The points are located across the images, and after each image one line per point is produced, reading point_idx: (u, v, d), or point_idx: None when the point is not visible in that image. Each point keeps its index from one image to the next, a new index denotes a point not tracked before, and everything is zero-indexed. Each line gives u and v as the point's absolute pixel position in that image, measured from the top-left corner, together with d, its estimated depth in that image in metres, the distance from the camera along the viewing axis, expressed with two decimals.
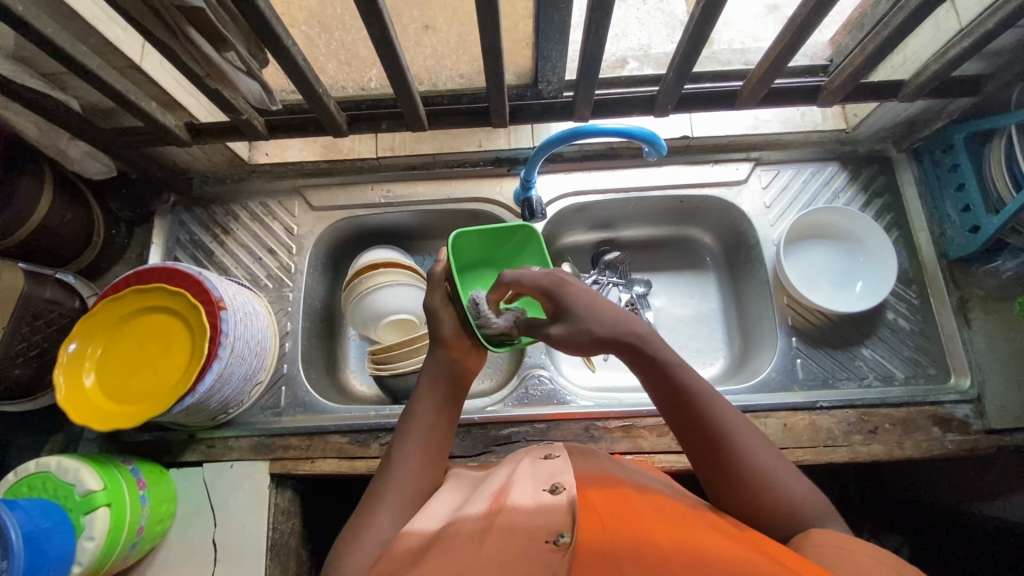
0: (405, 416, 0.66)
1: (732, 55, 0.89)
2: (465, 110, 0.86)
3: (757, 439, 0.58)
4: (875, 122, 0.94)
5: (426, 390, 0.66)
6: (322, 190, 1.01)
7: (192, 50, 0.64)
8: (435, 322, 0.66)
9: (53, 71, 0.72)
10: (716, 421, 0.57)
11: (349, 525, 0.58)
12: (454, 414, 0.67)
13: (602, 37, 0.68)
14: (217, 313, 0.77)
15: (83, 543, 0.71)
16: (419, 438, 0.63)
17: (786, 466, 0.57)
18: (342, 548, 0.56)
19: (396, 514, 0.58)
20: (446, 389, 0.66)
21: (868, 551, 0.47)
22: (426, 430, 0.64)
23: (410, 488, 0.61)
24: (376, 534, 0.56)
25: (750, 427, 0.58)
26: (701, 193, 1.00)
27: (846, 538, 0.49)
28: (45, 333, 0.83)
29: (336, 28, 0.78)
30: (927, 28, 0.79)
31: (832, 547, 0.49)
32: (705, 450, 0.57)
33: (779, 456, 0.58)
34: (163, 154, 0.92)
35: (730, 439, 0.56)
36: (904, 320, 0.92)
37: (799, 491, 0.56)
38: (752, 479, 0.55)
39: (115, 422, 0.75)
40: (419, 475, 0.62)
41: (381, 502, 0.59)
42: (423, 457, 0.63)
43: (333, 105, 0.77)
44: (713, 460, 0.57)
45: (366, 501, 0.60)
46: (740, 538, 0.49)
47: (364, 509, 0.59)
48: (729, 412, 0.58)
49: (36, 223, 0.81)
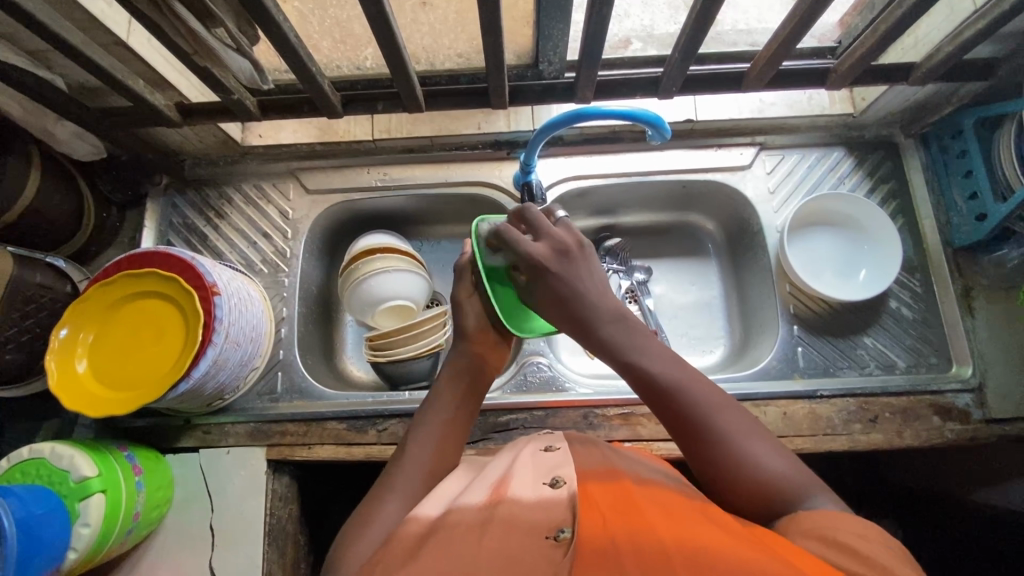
0: (423, 406, 0.66)
1: (738, 36, 0.86)
2: (464, 89, 0.83)
3: (742, 419, 0.56)
4: (884, 106, 0.92)
5: (445, 382, 0.66)
6: (318, 173, 0.99)
7: (179, 27, 0.61)
8: (458, 314, 0.68)
9: (37, 48, 0.70)
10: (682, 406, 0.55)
11: (359, 510, 0.57)
12: (473, 407, 0.67)
13: (606, 15, 0.65)
14: (211, 299, 0.75)
15: (78, 529, 0.70)
16: (435, 427, 0.63)
17: (778, 458, 0.55)
18: (349, 532, 0.55)
19: (405, 501, 0.57)
20: (466, 382, 0.66)
21: (859, 531, 0.46)
22: (444, 421, 0.64)
23: (421, 476, 0.60)
24: (385, 521, 0.55)
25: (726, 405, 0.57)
26: (705, 178, 0.98)
27: (838, 520, 0.48)
28: (36, 317, 0.82)
29: (331, 4, 0.74)
30: (941, 9, 0.77)
31: (820, 528, 0.48)
32: (679, 433, 0.56)
33: (769, 449, 0.55)
34: (154, 134, 0.90)
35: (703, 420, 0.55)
36: (907, 309, 0.91)
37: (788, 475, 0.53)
38: (730, 462, 0.54)
39: (106, 409, 0.74)
40: (433, 465, 0.61)
41: (393, 488, 0.58)
42: (439, 448, 0.62)
43: (327, 85, 0.75)
44: (693, 444, 0.55)
45: (378, 487, 0.59)
46: (738, 531, 0.48)
47: (375, 495, 0.58)
48: (716, 407, 0.56)
49: (25, 205, 0.79)
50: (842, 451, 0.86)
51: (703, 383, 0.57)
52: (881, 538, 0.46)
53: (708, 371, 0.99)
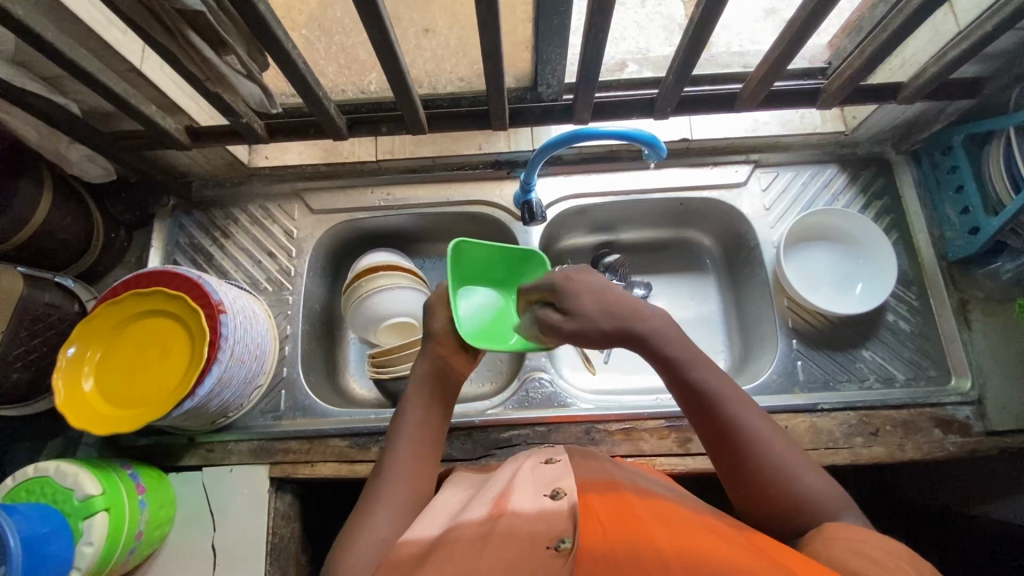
0: (396, 416, 0.67)
1: (731, 58, 0.89)
2: (466, 112, 0.85)
3: (774, 431, 0.58)
4: (874, 124, 0.94)
5: (414, 390, 0.67)
6: (322, 193, 1.01)
7: (192, 54, 0.64)
8: (428, 314, 0.69)
9: (52, 75, 0.72)
10: (709, 396, 0.58)
11: (348, 525, 0.58)
12: (444, 413, 0.68)
13: (602, 40, 0.68)
14: (217, 317, 0.76)
15: (82, 548, 0.70)
16: (410, 436, 0.64)
17: (806, 463, 0.57)
18: (340, 547, 0.56)
19: (390, 510, 0.58)
20: (434, 388, 0.67)
21: (883, 544, 0.47)
22: (421, 430, 0.65)
23: (403, 485, 0.61)
24: (373, 531, 0.56)
25: (760, 412, 0.59)
26: (701, 196, 1.00)
27: (862, 531, 0.49)
28: (45, 336, 0.83)
29: (336, 31, 0.79)
30: (925, 32, 0.80)
31: (846, 542, 0.48)
32: (710, 422, 0.58)
33: (798, 454, 0.58)
34: (164, 157, 0.92)
35: (729, 411, 0.57)
36: (905, 322, 0.92)
37: (805, 486, 0.55)
38: (756, 462, 0.56)
39: (113, 427, 0.74)
40: (414, 474, 0.62)
41: (377, 499, 0.59)
42: (417, 458, 0.63)
43: (333, 109, 0.77)
44: (727, 445, 0.57)
45: (363, 501, 0.60)
46: (743, 544, 0.48)
47: (361, 510, 0.59)
48: (748, 409, 0.58)
49: (35, 228, 0.81)
50: (845, 464, 0.86)
51: (735, 383, 0.60)
52: (909, 556, 0.46)
53: None
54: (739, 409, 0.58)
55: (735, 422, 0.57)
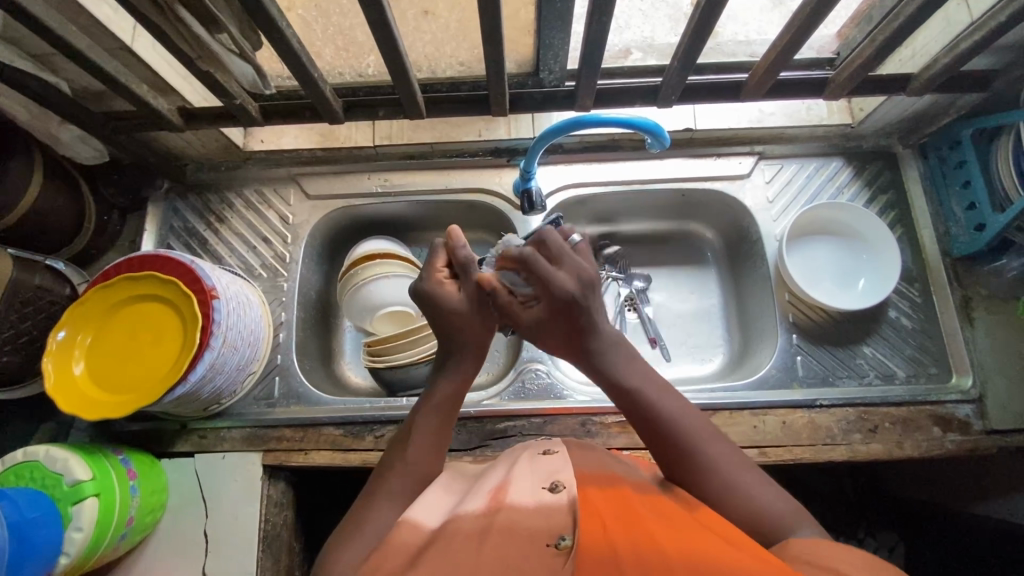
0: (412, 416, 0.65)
1: (738, 47, 0.87)
2: (465, 97, 0.84)
3: (725, 449, 0.59)
4: (882, 117, 0.93)
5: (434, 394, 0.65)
6: (318, 179, 0.99)
7: (184, 32, 0.62)
8: (483, 311, 0.65)
9: (41, 51, 0.71)
10: (670, 411, 0.60)
11: (344, 523, 0.58)
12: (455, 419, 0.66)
13: (606, 24, 0.66)
14: (210, 302, 0.75)
15: (71, 533, 0.69)
16: (422, 440, 0.63)
17: (758, 480, 0.57)
18: (336, 545, 0.55)
19: (392, 510, 0.58)
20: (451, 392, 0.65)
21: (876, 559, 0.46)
22: (428, 431, 0.63)
23: (407, 488, 0.60)
24: (374, 530, 0.55)
25: (712, 430, 0.60)
26: (705, 187, 0.98)
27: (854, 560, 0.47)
28: (34, 320, 0.82)
29: (333, 12, 0.75)
30: (936, 22, 0.78)
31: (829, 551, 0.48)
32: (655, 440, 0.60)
33: (751, 471, 0.58)
34: (158, 140, 0.90)
35: (672, 426, 0.59)
36: (907, 318, 0.91)
37: (763, 504, 0.55)
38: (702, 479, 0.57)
39: (102, 411, 0.73)
40: (421, 478, 0.61)
41: (379, 499, 0.59)
42: (425, 458, 0.62)
43: (328, 91, 0.75)
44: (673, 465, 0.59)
45: (365, 499, 0.60)
46: (752, 548, 0.46)
47: (361, 509, 0.58)
48: (694, 426, 0.59)
49: (25, 209, 0.80)
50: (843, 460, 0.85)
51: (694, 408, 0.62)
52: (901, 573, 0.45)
53: (707, 379, 0.98)
54: (695, 431, 0.59)
55: (690, 443, 0.59)
